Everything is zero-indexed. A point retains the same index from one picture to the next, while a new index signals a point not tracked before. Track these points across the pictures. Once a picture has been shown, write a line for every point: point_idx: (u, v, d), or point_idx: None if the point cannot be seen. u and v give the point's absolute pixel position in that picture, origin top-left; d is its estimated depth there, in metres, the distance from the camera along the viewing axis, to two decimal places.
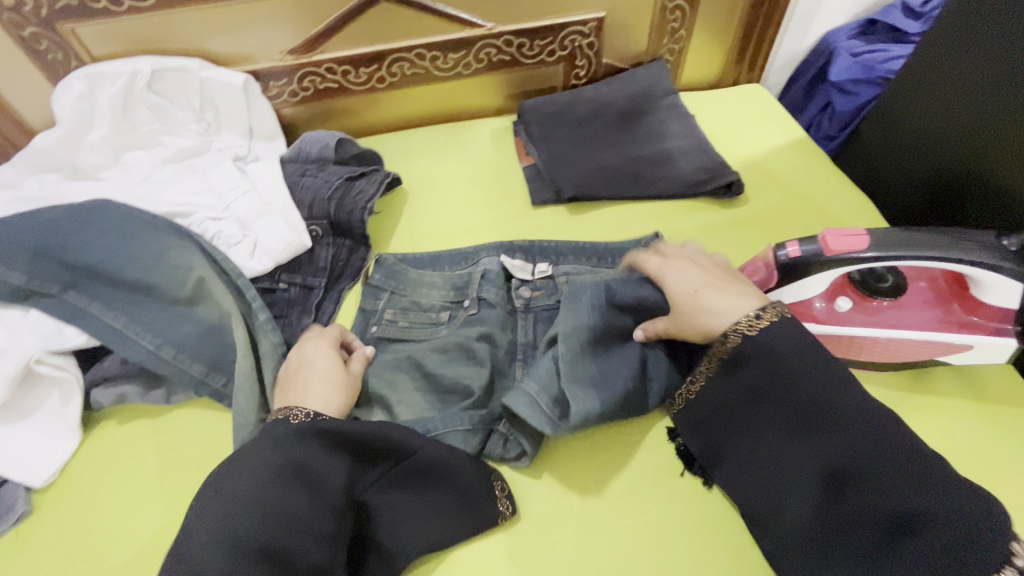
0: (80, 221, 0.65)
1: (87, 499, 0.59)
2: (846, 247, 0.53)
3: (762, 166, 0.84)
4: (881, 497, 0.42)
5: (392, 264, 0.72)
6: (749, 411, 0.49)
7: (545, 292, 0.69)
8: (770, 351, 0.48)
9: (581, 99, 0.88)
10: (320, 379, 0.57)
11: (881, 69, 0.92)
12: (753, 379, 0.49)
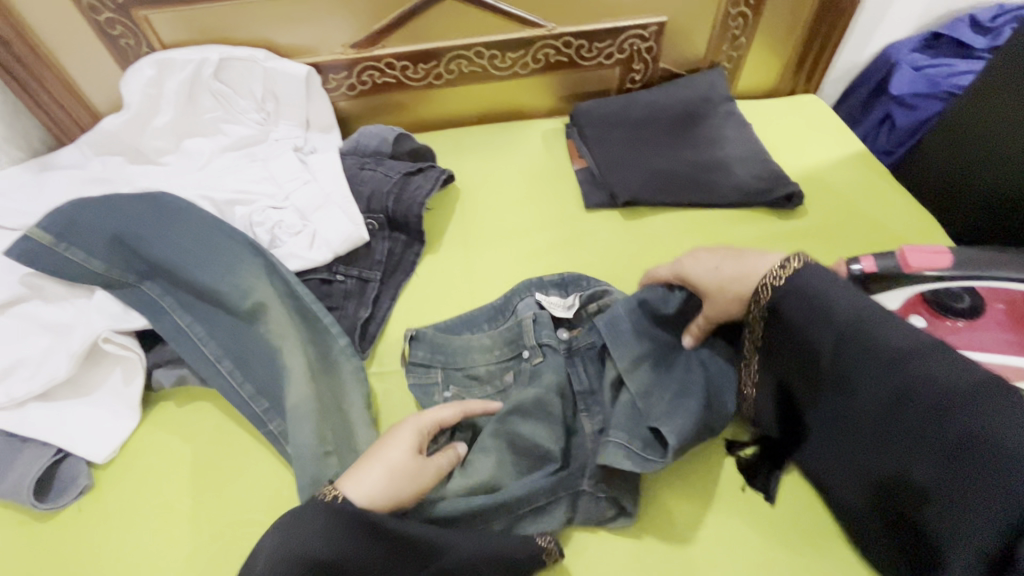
0: (150, 208, 0.66)
1: (146, 476, 0.60)
2: (925, 263, 0.52)
3: (821, 178, 0.83)
4: (934, 434, 0.42)
5: (431, 336, 0.65)
6: (803, 365, 0.51)
7: (585, 330, 0.65)
8: (817, 300, 0.49)
9: (637, 103, 0.88)
10: (380, 468, 0.49)
11: (946, 84, 0.91)
12: (804, 333, 0.50)
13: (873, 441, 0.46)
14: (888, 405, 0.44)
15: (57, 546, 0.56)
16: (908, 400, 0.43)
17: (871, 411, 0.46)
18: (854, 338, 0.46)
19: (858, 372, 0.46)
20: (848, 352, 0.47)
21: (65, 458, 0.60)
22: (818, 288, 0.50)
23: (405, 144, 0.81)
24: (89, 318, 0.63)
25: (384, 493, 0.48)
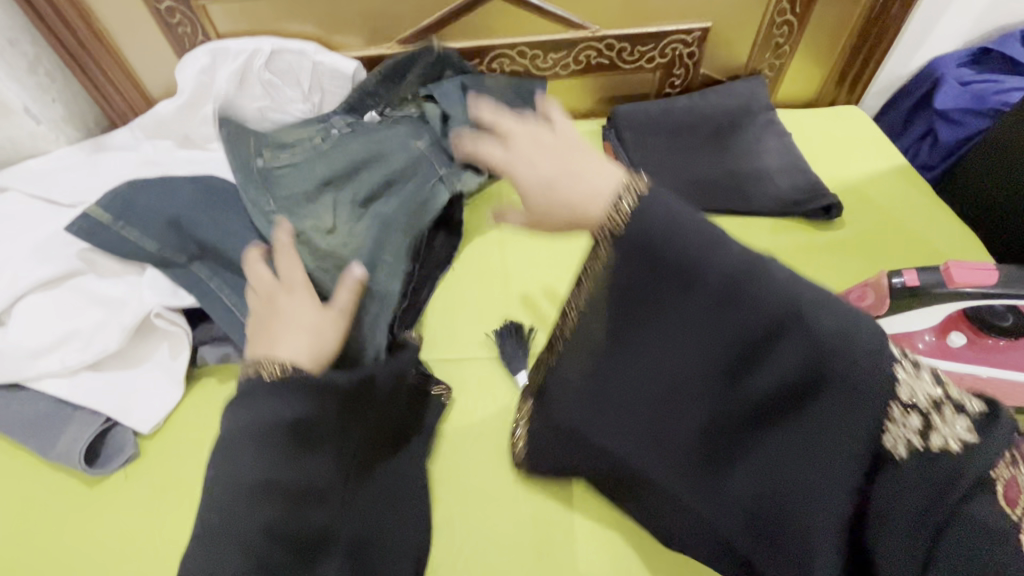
0: (205, 197, 0.70)
1: (188, 449, 0.63)
2: (971, 279, 0.52)
3: (861, 191, 0.82)
4: (781, 364, 0.37)
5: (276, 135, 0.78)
6: (633, 304, 0.42)
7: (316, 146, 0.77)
8: (619, 242, 0.40)
9: (676, 108, 0.88)
10: (298, 330, 0.48)
11: (994, 100, 0.89)
12: (628, 274, 0.41)
13: (730, 383, 0.41)
14: (750, 346, 0.39)
15: (105, 510, 0.59)
16: (715, 312, 0.39)
17: (729, 353, 0.40)
18: (670, 257, 0.39)
19: (684, 294, 0.40)
20: (670, 280, 0.40)
21: (112, 426, 0.63)
22: (659, 218, 0.39)
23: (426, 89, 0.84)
24: (141, 294, 0.66)
25: (319, 346, 0.48)
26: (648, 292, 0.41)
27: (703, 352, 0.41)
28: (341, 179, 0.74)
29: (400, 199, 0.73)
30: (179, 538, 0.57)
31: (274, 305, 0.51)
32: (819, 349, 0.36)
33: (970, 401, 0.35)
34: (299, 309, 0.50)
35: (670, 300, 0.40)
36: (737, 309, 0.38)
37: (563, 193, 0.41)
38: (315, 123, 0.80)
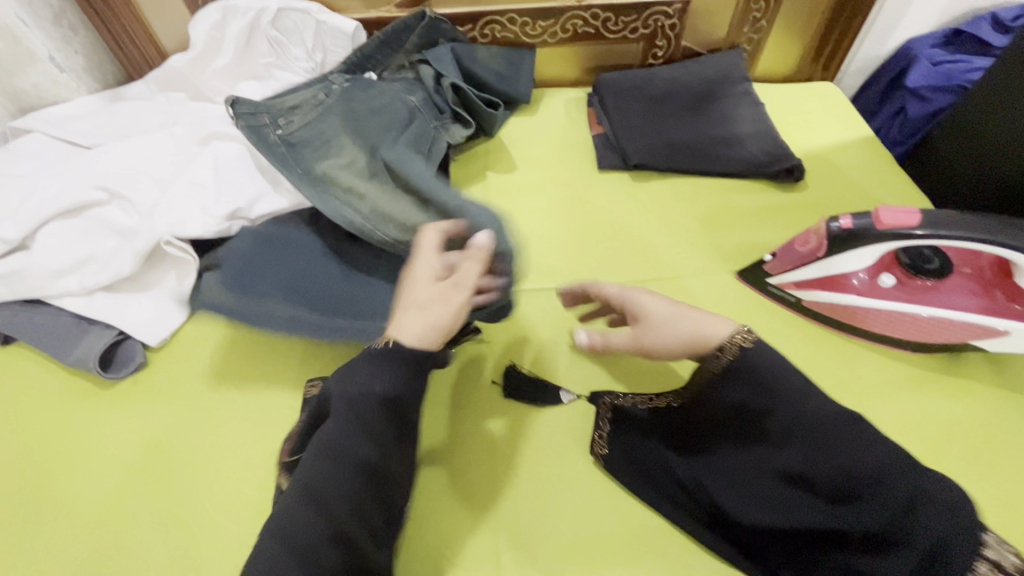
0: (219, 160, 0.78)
1: (192, 363, 0.69)
2: (897, 223, 0.57)
3: (826, 158, 0.87)
4: (860, 474, 0.46)
5: (273, 101, 0.82)
6: (743, 418, 0.52)
7: (313, 102, 0.82)
8: (737, 376, 0.51)
9: (657, 77, 0.93)
10: (419, 315, 0.53)
11: (960, 78, 0.94)
12: (745, 393, 0.51)
13: (810, 484, 0.49)
14: (827, 453, 0.48)
15: (118, 410, 0.66)
16: (817, 431, 0.48)
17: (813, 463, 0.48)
18: (776, 381, 0.50)
19: (800, 413, 0.49)
20: (779, 403, 0.50)
21: (125, 340, 0.69)
22: (762, 364, 0.50)
23: (421, 54, 0.90)
24: (153, 224, 0.72)
25: (428, 330, 0.52)
26: (763, 412, 0.51)
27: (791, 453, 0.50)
28: (359, 130, 0.80)
29: (410, 144, 0.80)
30: (183, 435, 0.64)
31: (410, 282, 0.55)
32: (896, 471, 0.46)
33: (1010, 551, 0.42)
34: (437, 300, 0.54)
35: (781, 421, 0.50)
36: (841, 434, 0.48)
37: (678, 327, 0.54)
38: (309, 83, 0.86)
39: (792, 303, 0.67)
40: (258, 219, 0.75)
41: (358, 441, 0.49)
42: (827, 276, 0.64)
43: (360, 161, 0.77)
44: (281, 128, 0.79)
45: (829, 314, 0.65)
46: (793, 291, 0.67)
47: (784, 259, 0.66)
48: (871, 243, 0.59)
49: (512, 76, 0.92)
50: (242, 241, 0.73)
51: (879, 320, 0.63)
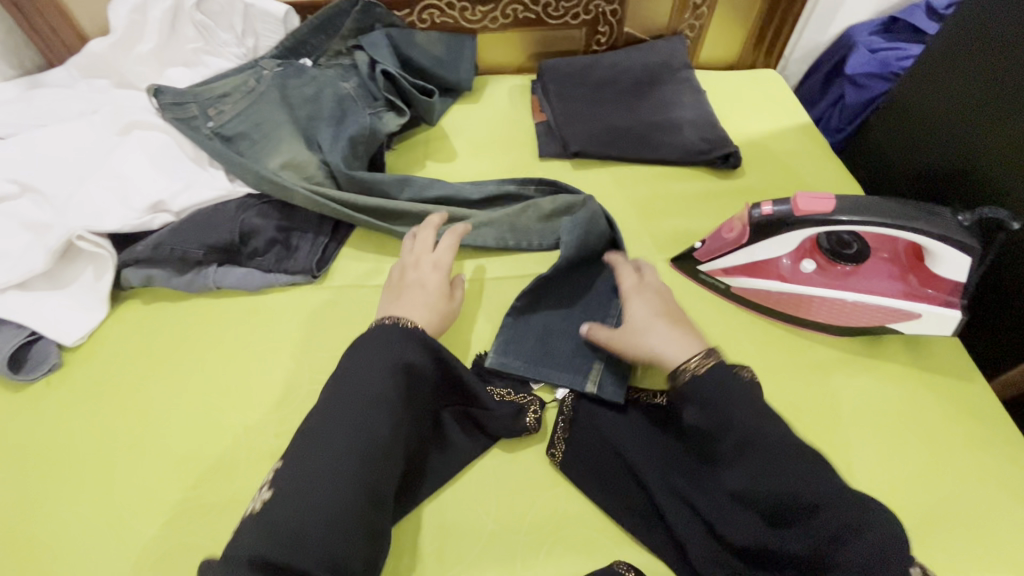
0: (132, 146, 0.74)
1: (110, 362, 0.67)
2: (813, 209, 0.58)
3: (763, 145, 0.88)
4: (806, 489, 0.47)
5: (196, 89, 0.78)
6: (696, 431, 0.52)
7: (241, 91, 0.79)
8: (695, 394, 0.51)
9: (599, 63, 0.92)
10: (424, 307, 0.60)
11: (896, 66, 0.95)
12: (714, 414, 0.50)
13: (754, 517, 0.49)
14: (770, 466, 0.48)
15: (30, 412, 0.63)
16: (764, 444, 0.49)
17: (758, 473, 0.48)
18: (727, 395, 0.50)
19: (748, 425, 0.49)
20: (724, 429, 0.50)
21: (38, 340, 0.66)
22: (723, 382, 0.51)
23: (356, 40, 0.87)
24: (67, 217, 0.68)
25: (432, 320, 0.60)
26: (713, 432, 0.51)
27: (740, 467, 0.50)
28: (294, 117, 0.78)
29: (349, 132, 0.77)
30: (102, 436, 0.62)
31: (415, 285, 0.62)
32: (831, 485, 0.47)
33: None
34: (440, 298, 0.62)
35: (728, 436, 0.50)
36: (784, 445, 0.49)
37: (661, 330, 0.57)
38: (240, 67, 0.83)
39: (721, 289, 0.68)
40: (182, 213, 0.72)
41: (380, 411, 0.51)
42: (753, 262, 0.65)
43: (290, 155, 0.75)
44: (211, 119, 0.77)
45: (753, 300, 0.67)
46: (722, 278, 0.67)
47: (712, 245, 0.67)
48: (791, 229, 0.60)
49: (453, 63, 0.90)
50: (162, 233, 0.70)
51: (801, 305, 0.64)
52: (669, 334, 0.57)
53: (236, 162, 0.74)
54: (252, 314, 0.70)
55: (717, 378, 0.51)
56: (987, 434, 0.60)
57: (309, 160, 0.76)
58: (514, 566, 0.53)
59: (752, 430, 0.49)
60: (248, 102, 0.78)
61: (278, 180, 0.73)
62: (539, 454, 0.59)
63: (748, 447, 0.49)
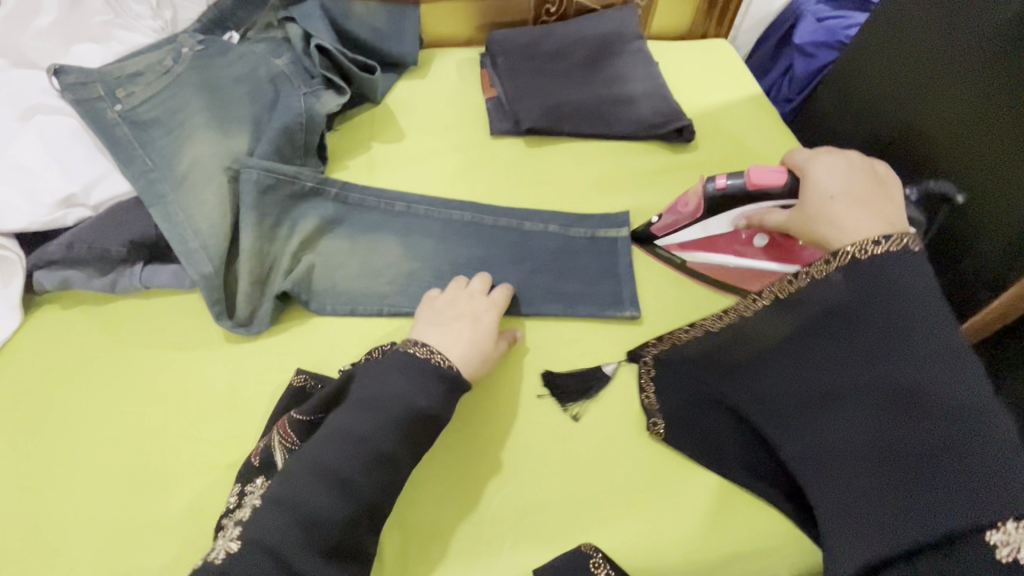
0: (35, 134, 0.66)
1: (31, 375, 0.61)
2: (765, 182, 0.61)
3: (717, 117, 0.88)
4: (942, 395, 0.42)
5: (102, 71, 0.69)
6: (861, 387, 0.45)
7: (155, 72, 0.71)
8: (856, 273, 0.46)
9: (550, 35, 0.89)
10: (469, 342, 0.57)
11: (842, 35, 0.96)
12: (846, 293, 0.46)
13: (877, 411, 0.44)
14: (910, 366, 0.43)
15: None
16: (947, 419, 0.41)
17: (924, 448, 0.41)
18: (903, 341, 0.44)
19: (947, 401, 0.41)
20: (886, 308, 0.45)
21: None
22: (903, 270, 0.45)
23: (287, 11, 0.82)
24: None
25: (472, 356, 0.57)
26: (891, 393, 0.44)
27: (902, 433, 0.42)
28: (219, 100, 0.70)
29: (283, 119, 0.70)
30: (31, 455, 0.57)
31: (466, 316, 0.59)
32: (984, 406, 0.41)
33: None
34: (484, 331, 0.59)
35: (913, 405, 0.42)
36: (979, 426, 0.40)
37: (844, 207, 0.53)
38: (157, 45, 0.74)
39: (678, 263, 0.70)
40: (99, 206, 0.65)
41: (381, 428, 0.49)
42: (710, 237, 0.68)
43: (215, 144, 0.67)
44: (120, 102, 0.68)
45: (702, 273, 0.70)
46: (677, 252, 0.70)
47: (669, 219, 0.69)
48: (743, 201, 0.63)
49: (395, 35, 0.85)
50: (76, 230, 0.63)
51: (747, 275, 0.69)
52: (854, 210, 0.52)
53: (152, 152, 0.66)
54: (188, 315, 0.65)
55: (904, 262, 0.45)
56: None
57: (236, 150, 0.67)
58: (479, 558, 0.53)
59: (910, 320, 0.44)
60: (165, 84, 0.70)
61: (199, 175, 0.65)
62: (500, 445, 0.58)
63: (898, 330, 0.44)
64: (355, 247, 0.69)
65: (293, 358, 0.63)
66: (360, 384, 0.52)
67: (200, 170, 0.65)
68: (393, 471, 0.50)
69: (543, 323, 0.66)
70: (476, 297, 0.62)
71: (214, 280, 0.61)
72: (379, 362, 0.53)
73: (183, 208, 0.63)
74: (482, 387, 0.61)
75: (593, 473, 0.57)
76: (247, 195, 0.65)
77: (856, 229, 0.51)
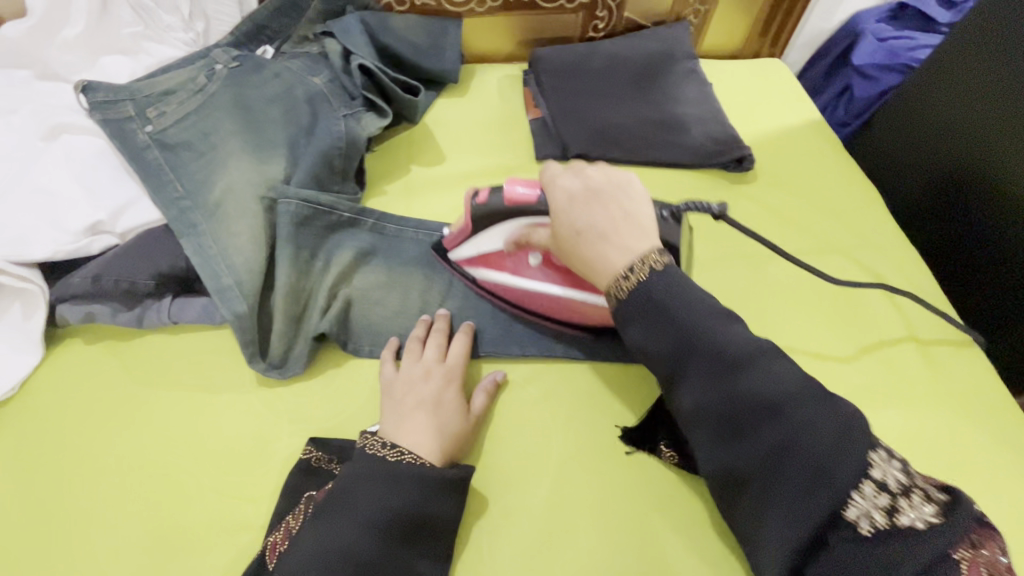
0: (59, 155, 0.63)
1: (50, 416, 0.57)
2: (522, 201, 0.55)
3: (774, 144, 0.83)
4: (752, 396, 0.42)
5: (130, 89, 0.65)
6: (715, 418, 0.44)
7: (186, 90, 0.66)
8: (632, 308, 0.47)
9: (597, 53, 0.84)
10: (438, 428, 0.53)
11: (905, 57, 0.91)
12: (644, 326, 0.46)
13: (719, 436, 0.44)
14: (714, 381, 0.44)
15: None
16: (775, 423, 0.41)
17: (798, 464, 0.40)
18: (721, 355, 0.44)
19: (758, 404, 0.42)
20: (676, 328, 0.45)
21: None
22: (664, 284, 0.46)
23: (324, 24, 0.77)
24: None
25: (440, 446, 0.52)
26: (741, 415, 0.42)
27: (751, 441, 0.42)
28: (254, 123, 0.66)
29: (321, 144, 0.66)
30: (48, 505, 0.53)
31: (427, 403, 0.54)
32: (790, 382, 0.42)
33: (896, 467, 0.39)
34: (448, 414, 0.54)
35: (759, 422, 0.42)
36: (801, 409, 0.41)
37: (590, 246, 0.49)
38: (189, 60, 0.70)
39: (470, 281, 0.64)
40: (126, 234, 0.62)
41: (361, 536, 0.45)
42: (488, 255, 0.61)
43: (249, 171, 0.63)
44: (150, 123, 0.64)
45: (511, 296, 0.63)
46: (468, 270, 0.64)
47: (455, 233, 0.62)
48: (506, 219, 0.57)
49: (434, 50, 0.80)
50: (100, 261, 0.59)
51: (547, 304, 0.61)
52: (599, 246, 0.49)
53: (183, 178, 0.62)
54: (216, 354, 0.60)
55: (658, 278, 0.46)
56: (999, 458, 0.59)
57: (273, 177, 0.63)
58: None
59: (697, 328, 0.45)
60: (197, 103, 0.66)
61: (233, 205, 0.61)
62: (552, 507, 0.54)
63: (701, 349, 0.44)
64: (395, 281, 0.65)
65: (326, 405, 0.58)
66: (336, 492, 0.47)
67: (234, 199, 0.61)
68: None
69: (596, 369, 0.62)
70: (432, 365, 0.58)
71: (248, 319, 0.57)
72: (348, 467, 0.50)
73: (217, 241, 0.59)
74: (531, 441, 0.57)
75: (655, 544, 0.52)
76: (285, 227, 0.61)
77: (636, 245, 0.48)
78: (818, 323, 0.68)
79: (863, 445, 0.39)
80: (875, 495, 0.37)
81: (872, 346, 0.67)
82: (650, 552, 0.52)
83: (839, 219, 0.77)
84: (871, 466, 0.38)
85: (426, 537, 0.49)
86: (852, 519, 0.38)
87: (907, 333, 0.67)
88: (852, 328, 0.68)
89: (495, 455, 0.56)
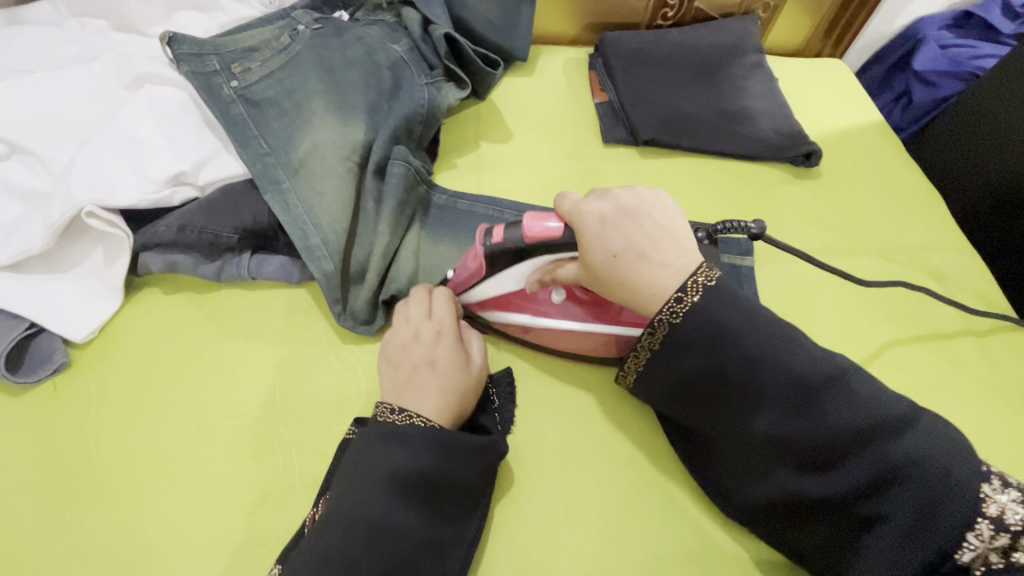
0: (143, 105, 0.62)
1: (128, 363, 0.57)
2: (544, 236, 0.50)
3: (837, 143, 0.83)
4: (826, 426, 0.43)
5: (214, 42, 0.65)
6: (789, 444, 0.44)
7: (272, 49, 0.66)
8: (688, 339, 0.46)
9: (666, 40, 0.84)
10: (439, 387, 0.51)
11: (970, 65, 0.92)
12: (709, 358, 0.46)
13: (797, 467, 0.44)
14: (790, 412, 0.44)
15: (34, 422, 0.54)
16: (866, 456, 0.42)
17: (900, 500, 0.41)
18: (799, 383, 0.44)
19: (843, 440, 0.42)
20: (745, 354, 0.45)
21: (39, 333, 0.56)
22: (722, 306, 0.46)
23: None
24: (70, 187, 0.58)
25: (452, 404, 0.51)
26: (823, 448, 0.43)
27: (839, 475, 0.43)
28: (338, 85, 0.66)
29: (404, 111, 0.67)
30: (126, 450, 0.54)
31: (422, 365, 0.52)
32: (869, 408, 0.43)
33: (1012, 499, 0.39)
34: (447, 369, 0.52)
35: (854, 455, 0.42)
36: (886, 442, 0.42)
37: (630, 268, 0.47)
38: (270, 19, 0.70)
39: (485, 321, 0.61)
40: (207, 187, 0.62)
41: (375, 503, 0.44)
42: (506, 296, 0.58)
43: (335, 132, 0.63)
44: (236, 78, 0.64)
45: (531, 334, 0.60)
46: (482, 309, 0.60)
47: (462, 275, 0.56)
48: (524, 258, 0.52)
49: (508, 26, 0.80)
50: (185, 211, 0.59)
51: (574, 339, 0.59)
52: (643, 269, 0.47)
53: (270, 135, 0.62)
54: (293, 312, 0.61)
55: (718, 302, 0.46)
56: None
57: (357, 140, 0.63)
58: None
59: (766, 355, 0.45)
60: (282, 63, 0.66)
61: (319, 165, 0.61)
62: (624, 480, 0.55)
63: (774, 377, 0.44)
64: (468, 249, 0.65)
65: None
66: (346, 462, 0.47)
67: (320, 160, 0.61)
68: (401, 537, 0.44)
69: None
70: (419, 320, 0.55)
71: (334, 278, 0.59)
72: (358, 440, 0.48)
73: (305, 200, 0.60)
74: (602, 417, 0.58)
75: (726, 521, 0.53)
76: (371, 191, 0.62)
77: (685, 257, 0.48)
78: (881, 321, 0.69)
79: (969, 474, 0.40)
80: (991, 534, 0.39)
81: (936, 347, 0.67)
82: (718, 533, 0.53)
83: (902, 220, 0.77)
84: (981, 498, 0.39)
85: (453, 498, 0.48)
86: (965, 559, 0.39)
87: (967, 334, 0.68)
88: (915, 330, 0.68)
89: (568, 428, 0.57)
